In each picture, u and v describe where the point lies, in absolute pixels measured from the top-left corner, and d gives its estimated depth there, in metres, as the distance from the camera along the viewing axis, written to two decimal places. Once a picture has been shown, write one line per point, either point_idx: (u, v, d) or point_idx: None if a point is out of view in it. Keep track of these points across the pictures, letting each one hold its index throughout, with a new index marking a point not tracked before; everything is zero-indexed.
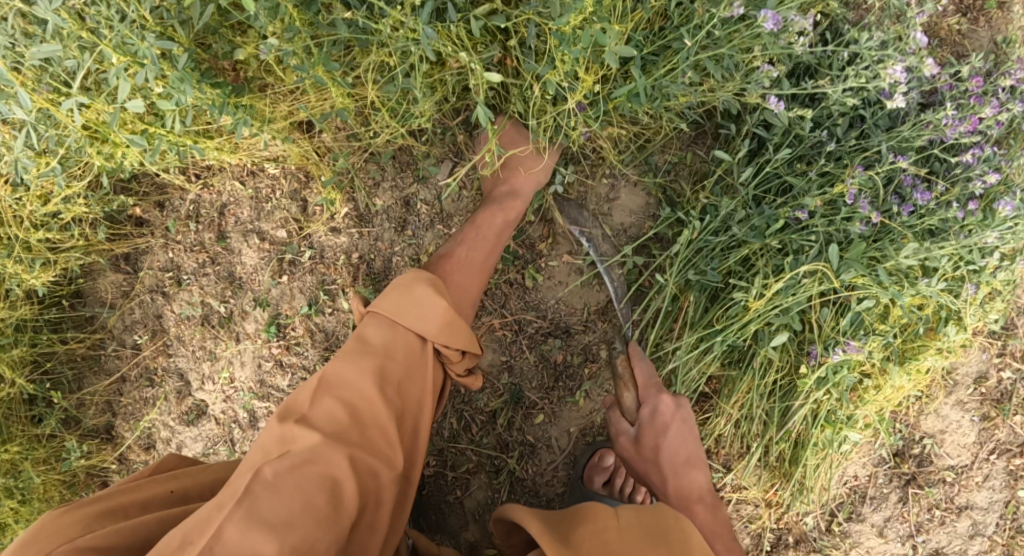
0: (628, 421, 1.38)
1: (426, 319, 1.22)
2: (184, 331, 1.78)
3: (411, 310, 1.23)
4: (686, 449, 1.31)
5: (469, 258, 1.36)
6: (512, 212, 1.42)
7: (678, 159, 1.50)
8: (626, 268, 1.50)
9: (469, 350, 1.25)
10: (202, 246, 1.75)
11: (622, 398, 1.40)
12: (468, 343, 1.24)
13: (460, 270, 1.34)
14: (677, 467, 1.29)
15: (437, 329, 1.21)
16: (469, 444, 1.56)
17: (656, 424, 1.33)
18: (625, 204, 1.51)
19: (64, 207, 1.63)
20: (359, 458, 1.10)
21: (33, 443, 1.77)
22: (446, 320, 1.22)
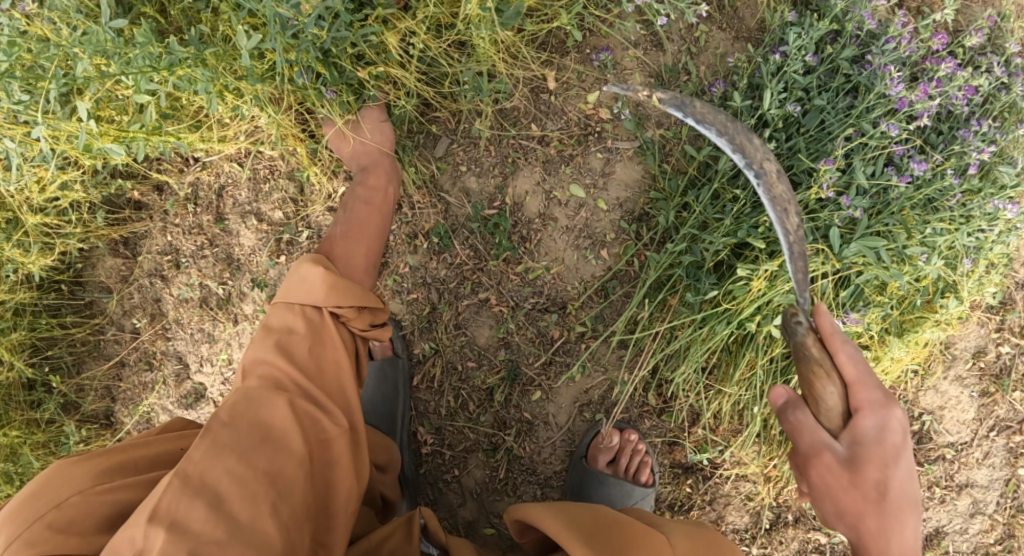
0: (837, 384, 1.06)
1: (311, 290, 1.23)
2: (183, 314, 1.79)
3: (299, 287, 1.24)
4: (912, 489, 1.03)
5: (349, 230, 1.36)
6: (379, 177, 1.43)
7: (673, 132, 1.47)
8: (623, 242, 1.48)
9: (365, 304, 1.26)
10: (200, 229, 1.76)
11: (823, 390, 1.06)
12: (361, 298, 1.25)
13: (342, 243, 1.34)
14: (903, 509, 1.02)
15: (323, 295, 1.22)
16: (466, 422, 1.56)
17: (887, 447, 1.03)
18: (621, 179, 1.49)
19: (61, 193, 1.63)
20: (304, 402, 1.14)
21: (33, 428, 1.77)
22: (330, 284, 1.23)
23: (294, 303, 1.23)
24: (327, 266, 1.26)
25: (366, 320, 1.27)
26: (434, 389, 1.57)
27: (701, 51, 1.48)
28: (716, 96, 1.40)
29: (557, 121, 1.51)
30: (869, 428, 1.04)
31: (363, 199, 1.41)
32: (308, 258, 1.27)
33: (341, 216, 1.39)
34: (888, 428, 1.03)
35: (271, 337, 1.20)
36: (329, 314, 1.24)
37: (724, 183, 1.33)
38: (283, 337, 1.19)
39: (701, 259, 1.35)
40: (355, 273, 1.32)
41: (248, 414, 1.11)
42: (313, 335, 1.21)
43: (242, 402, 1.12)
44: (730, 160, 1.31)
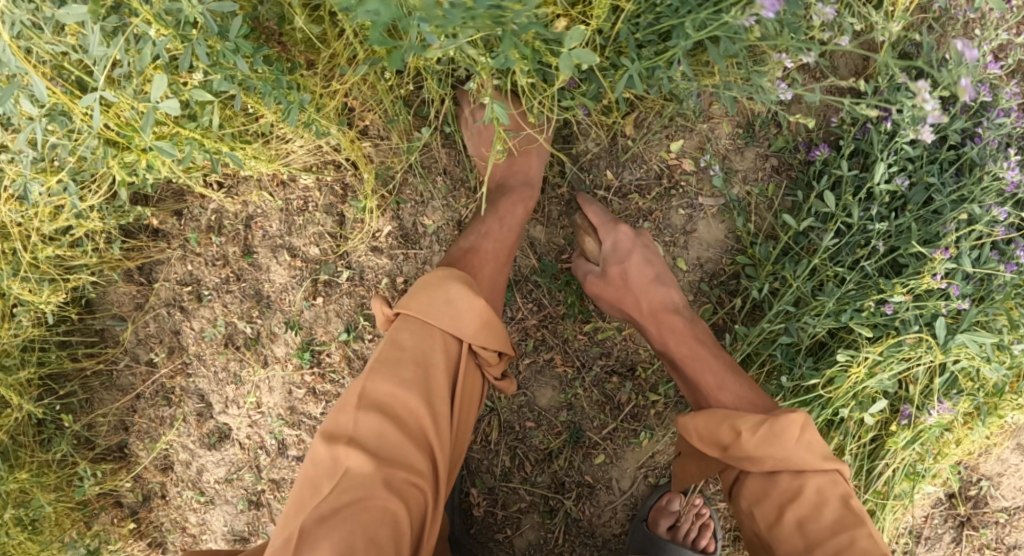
0: (593, 262, 1.33)
1: (461, 320, 1.11)
2: (205, 350, 1.66)
3: (444, 312, 1.11)
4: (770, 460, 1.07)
5: (498, 251, 1.28)
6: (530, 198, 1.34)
7: (759, 190, 1.38)
8: (701, 305, 1.39)
9: (507, 350, 1.17)
10: (225, 261, 1.62)
11: (583, 243, 1.34)
12: (505, 344, 1.16)
13: (490, 264, 1.25)
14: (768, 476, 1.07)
15: (475, 331, 1.11)
16: (522, 483, 1.48)
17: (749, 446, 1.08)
18: (703, 238, 1.39)
19: (76, 223, 1.47)
20: (412, 492, 1.03)
21: (44, 470, 1.62)
22: (484, 321, 1.12)
23: (438, 329, 1.11)
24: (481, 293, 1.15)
25: (503, 366, 1.18)
26: (487, 448, 1.48)
27: (792, 102, 1.38)
28: (820, 159, 1.31)
29: (636, 170, 1.40)
30: (607, 247, 1.30)
31: (518, 214, 1.32)
32: (457, 279, 1.15)
33: (493, 228, 1.29)
34: (619, 243, 1.29)
35: (395, 375, 1.08)
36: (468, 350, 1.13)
37: (826, 260, 1.28)
38: (422, 371, 1.08)
39: (795, 338, 1.29)
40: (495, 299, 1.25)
41: (366, 485, 1.00)
42: (442, 383, 1.09)
43: (363, 463, 1.02)
44: (836, 238, 1.25)
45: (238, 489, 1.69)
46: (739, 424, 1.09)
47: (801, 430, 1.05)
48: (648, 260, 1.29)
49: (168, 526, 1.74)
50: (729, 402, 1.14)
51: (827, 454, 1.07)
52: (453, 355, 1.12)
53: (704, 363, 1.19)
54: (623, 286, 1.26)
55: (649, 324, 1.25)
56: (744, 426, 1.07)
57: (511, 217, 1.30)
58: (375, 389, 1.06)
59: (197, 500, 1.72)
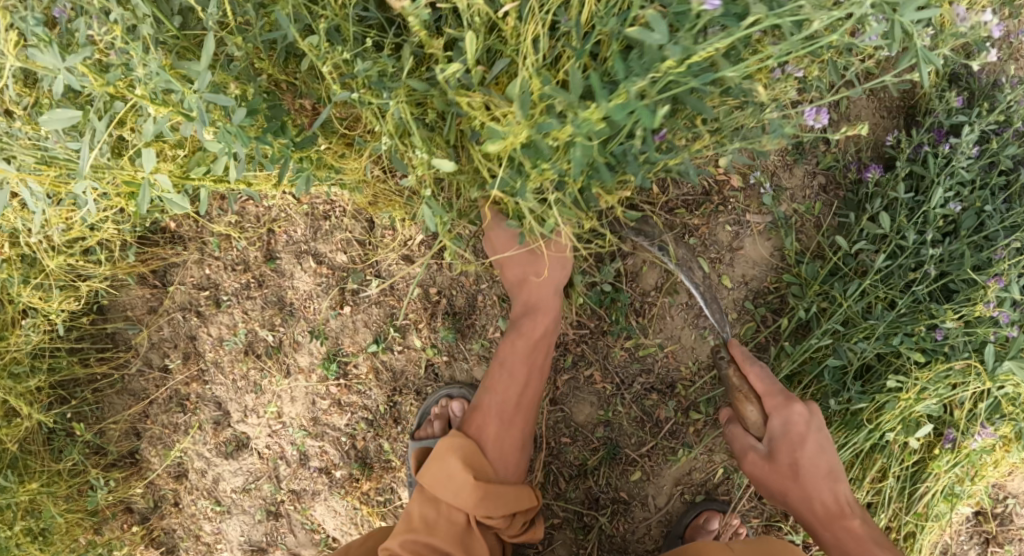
0: (755, 436, 1.20)
1: (461, 492, 1.25)
2: (223, 358, 1.61)
3: (447, 487, 1.25)
4: (833, 496, 1.17)
5: (504, 406, 1.31)
6: (540, 325, 1.31)
7: (805, 209, 1.38)
8: (744, 323, 1.38)
9: (516, 512, 1.28)
10: (246, 266, 1.57)
11: (743, 410, 1.20)
12: (511, 508, 1.27)
13: (495, 424, 1.31)
14: (826, 522, 1.16)
15: (475, 503, 1.24)
16: (554, 498, 1.45)
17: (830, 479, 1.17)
18: (748, 255, 1.38)
19: (90, 231, 1.43)
20: None
21: (55, 479, 1.57)
22: (481, 494, 1.24)
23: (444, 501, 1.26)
24: (479, 469, 1.27)
25: (516, 528, 1.29)
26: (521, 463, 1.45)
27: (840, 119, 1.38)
28: (877, 182, 1.30)
29: (683, 185, 1.38)
30: (776, 427, 1.17)
31: (526, 353, 1.32)
32: (458, 450, 1.28)
33: (499, 380, 1.32)
34: (790, 425, 1.17)
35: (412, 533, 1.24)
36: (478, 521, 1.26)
37: (876, 283, 1.27)
38: (429, 536, 1.23)
39: (845, 361, 1.28)
40: (509, 452, 1.31)
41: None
42: (447, 544, 1.23)
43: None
44: (889, 261, 1.25)
45: (256, 499, 1.64)
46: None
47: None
48: (821, 447, 1.17)
49: (181, 534, 1.68)
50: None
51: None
52: (458, 521, 1.26)
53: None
54: (796, 484, 1.16)
55: (821, 533, 1.16)
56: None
57: (513, 358, 1.32)
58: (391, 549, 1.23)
59: (213, 509, 1.66)
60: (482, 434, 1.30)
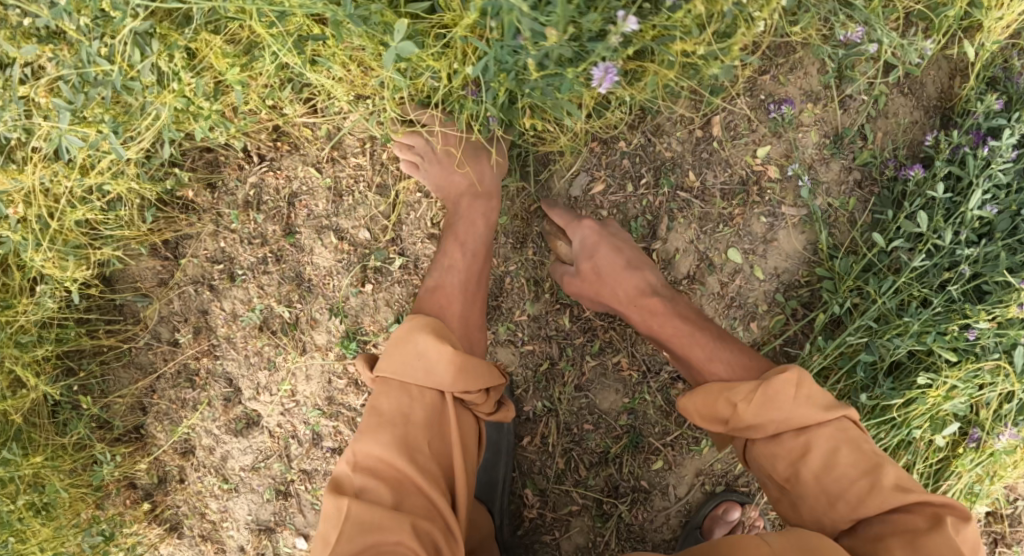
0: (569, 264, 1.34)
1: (433, 372, 1.12)
2: (236, 333, 1.57)
3: (419, 367, 1.13)
4: (631, 281, 1.25)
5: (468, 282, 1.29)
6: (490, 211, 1.34)
7: (839, 204, 1.37)
8: (774, 316, 1.37)
9: (492, 387, 1.16)
10: (264, 239, 1.53)
11: (557, 248, 1.37)
12: (487, 381, 1.15)
13: (451, 303, 1.26)
14: (633, 298, 1.24)
15: (452, 379, 1.11)
16: (574, 485, 1.44)
17: (631, 263, 1.28)
18: (782, 248, 1.37)
19: (110, 182, 1.40)
20: (423, 517, 1.05)
21: (59, 453, 1.54)
22: (459, 366, 1.12)
23: (410, 386, 1.13)
24: (452, 341, 1.16)
25: (493, 403, 1.18)
26: (542, 448, 1.44)
27: (880, 115, 1.37)
28: (914, 181, 1.30)
29: (720, 173, 1.36)
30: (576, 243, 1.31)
31: (465, 243, 1.32)
32: (428, 328, 1.16)
33: (444, 263, 1.31)
34: (586, 240, 1.30)
35: (385, 431, 1.09)
36: (455, 397, 1.13)
37: (911, 281, 1.27)
38: (402, 429, 1.09)
39: (877, 357, 1.28)
40: (474, 334, 1.25)
41: (379, 532, 1.02)
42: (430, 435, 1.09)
43: (375, 487, 1.06)
44: (925, 260, 1.25)
45: (265, 478, 1.61)
46: (734, 396, 1.07)
47: (795, 390, 1.03)
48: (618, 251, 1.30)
49: (186, 512, 1.65)
50: (724, 373, 1.13)
51: (832, 404, 1.03)
52: (435, 404, 1.12)
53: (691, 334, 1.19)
54: (600, 282, 1.27)
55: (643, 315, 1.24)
56: (740, 399, 1.06)
57: (470, 242, 1.31)
58: (367, 444, 1.09)
59: (221, 487, 1.63)
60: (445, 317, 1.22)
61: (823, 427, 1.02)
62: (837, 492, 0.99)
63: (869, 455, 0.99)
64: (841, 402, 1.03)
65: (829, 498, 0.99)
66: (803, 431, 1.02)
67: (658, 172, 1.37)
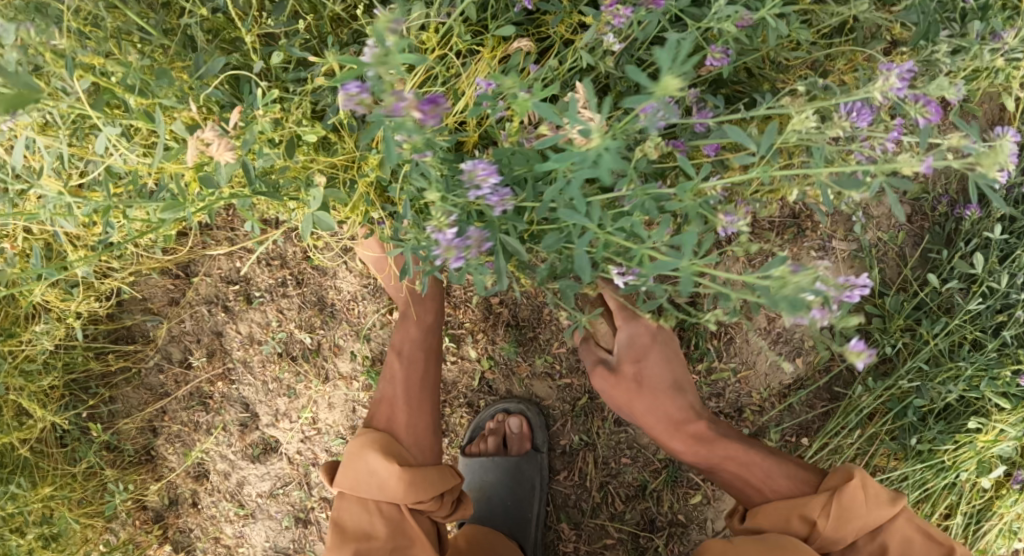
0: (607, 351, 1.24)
1: (387, 487, 1.14)
2: (252, 358, 1.50)
3: (371, 485, 1.15)
4: (674, 403, 1.20)
5: (411, 392, 1.24)
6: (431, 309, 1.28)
7: (887, 238, 1.33)
8: (819, 352, 1.34)
9: (447, 492, 1.18)
10: (284, 261, 1.45)
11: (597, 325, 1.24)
12: (441, 488, 1.17)
13: (399, 417, 1.23)
14: (677, 423, 1.19)
15: (404, 493, 1.13)
16: (609, 518, 1.41)
17: (672, 377, 1.20)
18: (830, 283, 1.33)
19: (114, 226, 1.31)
20: None
21: (69, 483, 1.46)
22: (409, 480, 1.13)
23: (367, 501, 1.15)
24: (399, 456, 1.16)
25: (449, 506, 1.20)
26: (577, 481, 1.41)
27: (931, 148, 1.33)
28: (970, 220, 1.25)
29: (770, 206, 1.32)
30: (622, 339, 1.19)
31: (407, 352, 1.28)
32: (375, 445, 1.17)
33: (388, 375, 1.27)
34: (634, 337, 1.19)
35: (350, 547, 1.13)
36: (409, 507, 1.16)
37: (963, 322, 1.24)
38: (363, 547, 1.12)
39: (928, 400, 1.25)
40: (426, 440, 1.22)
41: None
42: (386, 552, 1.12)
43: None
44: (981, 304, 1.21)
45: (284, 504, 1.55)
46: (807, 513, 1.06)
47: (863, 495, 1.03)
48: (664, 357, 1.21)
49: (199, 535, 1.58)
50: (786, 488, 1.12)
51: (896, 498, 1.04)
52: (391, 518, 1.15)
53: (734, 449, 1.17)
54: (640, 395, 1.19)
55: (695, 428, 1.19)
56: (817, 515, 1.05)
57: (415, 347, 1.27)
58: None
59: (236, 513, 1.57)
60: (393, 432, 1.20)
61: (891, 520, 1.04)
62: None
63: (938, 541, 1.03)
64: (902, 495, 1.04)
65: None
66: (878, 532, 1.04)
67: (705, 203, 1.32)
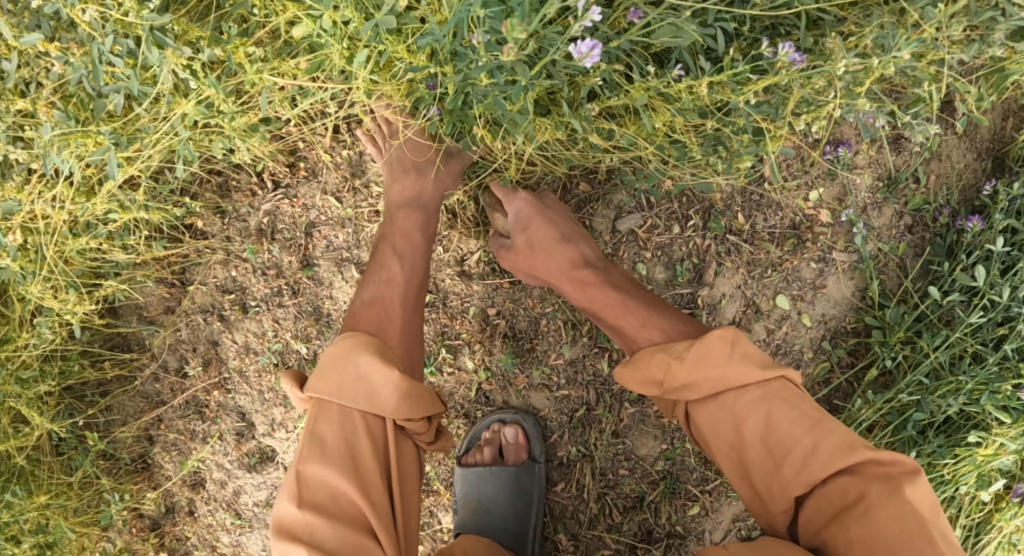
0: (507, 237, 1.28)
1: (376, 394, 1.05)
2: (249, 367, 1.48)
3: (360, 390, 1.05)
4: (570, 258, 1.18)
5: (407, 295, 1.20)
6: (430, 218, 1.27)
7: (889, 249, 1.31)
8: (819, 363, 1.33)
9: (435, 414, 1.10)
10: (280, 270, 1.43)
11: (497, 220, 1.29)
12: (432, 409, 1.09)
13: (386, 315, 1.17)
14: (572, 277, 1.17)
15: (393, 402, 1.04)
16: (607, 530, 1.40)
17: (573, 235, 1.21)
18: (830, 294, 1.31)
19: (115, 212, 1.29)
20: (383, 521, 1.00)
21: (65, 491, 1.46)
22: (402, 391, 1.05)
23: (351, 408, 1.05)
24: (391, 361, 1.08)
25: (433, 432, 1.12)
26: (574, 492, 1.40)
27: (934, 158, 1.31)
28: (970, 232, 1.24)
29: (770, 216, 1.30)
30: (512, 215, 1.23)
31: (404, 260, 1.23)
32: (368, 347, 1.09)
33: (377, 280, 1.21)
34: (520, 212, 1.23)
35: (327, 453, 1.01)
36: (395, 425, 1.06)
37: (964, 335, 1.23)
38: (343, 454, 1.01)
39: (928, 413, 1.24)
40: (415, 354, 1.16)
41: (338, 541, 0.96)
42: (377, 471, 1.02)
43: (324, 530, 0.97)
44: (981, 317, 1.20)
45: None
46: (672, 353, 1.02)
47: (730, 346, 0.98)
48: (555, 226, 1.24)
49: (194, 544, 1.57)
50: (659, 339, 1.06)
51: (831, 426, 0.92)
52: (379, 435, 1.04)
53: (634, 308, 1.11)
54: (534, 255, 1.20)
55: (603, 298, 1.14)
56: (677, 356, 1.00)
57: (411, 256, 1.24)
58: (299, 472, 1.00)
59: (232, 522, 1.56)
60: (384, 330, 1.14)
61: (756, 387, 0.96)
62: (783, 452, 0.92)
63: (810, 412, 0.93)
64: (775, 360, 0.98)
65: (774, 456, 0.92)
66: (758, 399, 0.95)
67: (703, 211, 1.30)
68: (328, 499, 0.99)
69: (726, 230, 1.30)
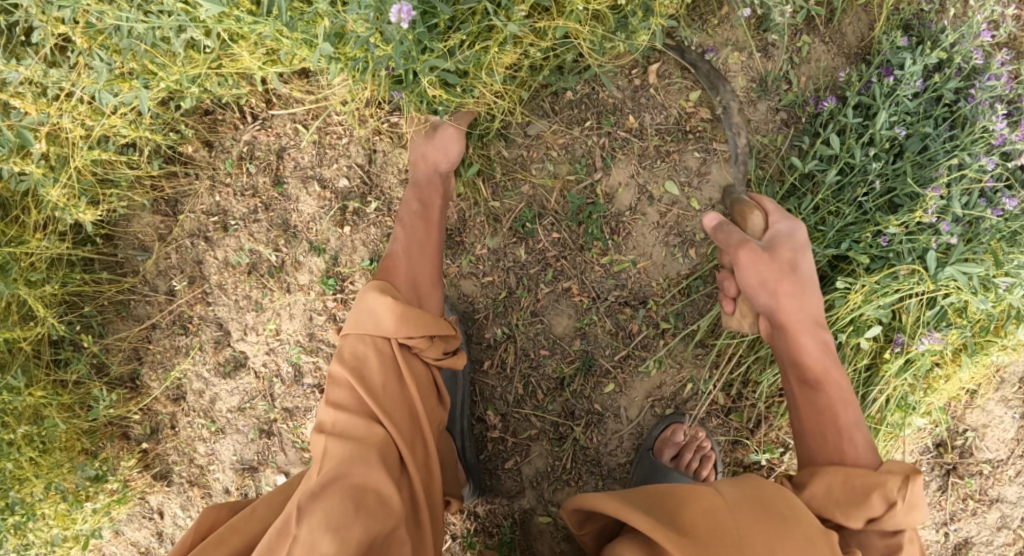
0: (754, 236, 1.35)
1: (381, 323, 1.31)
2: (227, 279, 1.71)
3: (369, 321, 1.32)
4: (812, 309, 1.29)
5: (412, 244, 1.44)
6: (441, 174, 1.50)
7: (768, 141, 1.50)
8: (710, 243, 1.50)
9: (436, 334, 1.34)
10: (255, 191, 1.69)
11: (750, 217, 1.36)
12: (429, 330, 1.33)
13: (398, 262, 1.42)
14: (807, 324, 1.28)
15: (394, 327, 1.30)
16: (533, 410, 1.55)
17: (812, 286, 1.30)
18: (715, 180, 1.51)
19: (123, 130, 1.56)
20: (396, 416, 1.27)
21: (58, 390, 1.65)
22: (399, 315, 1.31)
23: (364, 335, 1.32)
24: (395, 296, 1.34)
25: (438, 349, 1.36)
26: (502, 374, 1.56)
27: (803, 62, 1.50)
28: (826, 111, 1.42)
29: (657, 115, 1.52)
30: (781, 231, 1.32)
31: (421, 210, 1.47)
32: (375, 288, 1.35)
33: (401, 232, 1.45)
34: (792, 231, 1.31)
35: (347, 363, 1.31)
36: (400, 344, 1.32)
37: (828, 197, 1.38)
38: (359, 365, 1.30)
39: None
40: (422, 289, 1.40)
41: (357, 423, 1.25)
42: (382, 375, 1.29)
43: (343, 419, 1.25)
44: (837, 177, 1.36)
45: (251, 418, 1.73)
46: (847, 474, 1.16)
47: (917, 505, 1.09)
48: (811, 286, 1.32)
49: (176, 459, 1.76)
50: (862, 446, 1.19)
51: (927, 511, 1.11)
52: (386, 353, 1.31)
53: (839, 378, 1.25)
54: (788, 276, 1.29)
55: (804, 335, 1.27)
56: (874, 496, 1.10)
57: (413, 213, 1.46)
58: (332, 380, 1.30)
59: (208, 429, 1.75)
60: (392, 275, 1.40)
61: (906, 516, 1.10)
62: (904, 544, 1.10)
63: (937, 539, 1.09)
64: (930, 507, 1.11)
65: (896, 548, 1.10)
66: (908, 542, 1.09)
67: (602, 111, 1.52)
68: (351, 394, 1.28)
69: (621, 130, 1.52)
